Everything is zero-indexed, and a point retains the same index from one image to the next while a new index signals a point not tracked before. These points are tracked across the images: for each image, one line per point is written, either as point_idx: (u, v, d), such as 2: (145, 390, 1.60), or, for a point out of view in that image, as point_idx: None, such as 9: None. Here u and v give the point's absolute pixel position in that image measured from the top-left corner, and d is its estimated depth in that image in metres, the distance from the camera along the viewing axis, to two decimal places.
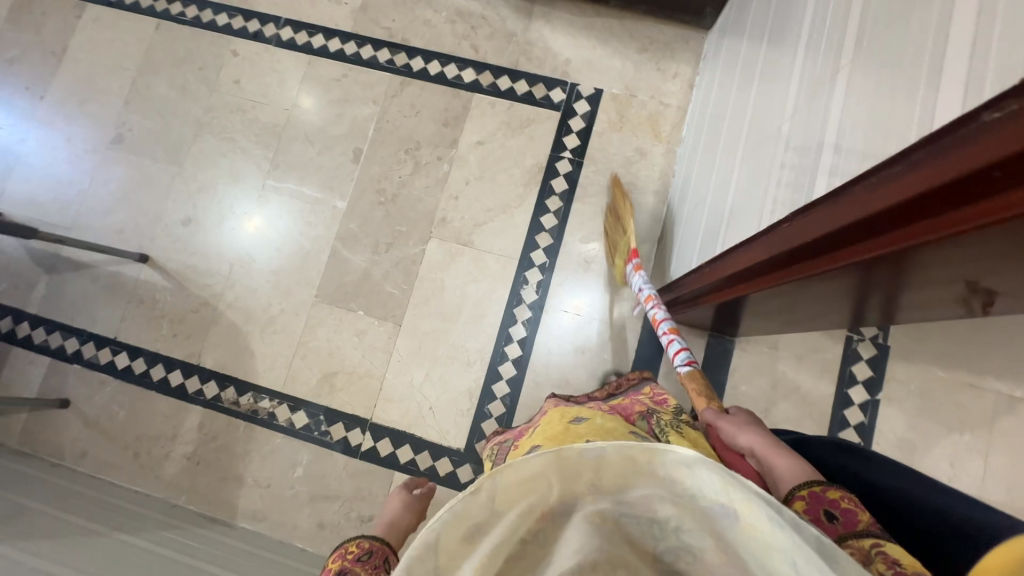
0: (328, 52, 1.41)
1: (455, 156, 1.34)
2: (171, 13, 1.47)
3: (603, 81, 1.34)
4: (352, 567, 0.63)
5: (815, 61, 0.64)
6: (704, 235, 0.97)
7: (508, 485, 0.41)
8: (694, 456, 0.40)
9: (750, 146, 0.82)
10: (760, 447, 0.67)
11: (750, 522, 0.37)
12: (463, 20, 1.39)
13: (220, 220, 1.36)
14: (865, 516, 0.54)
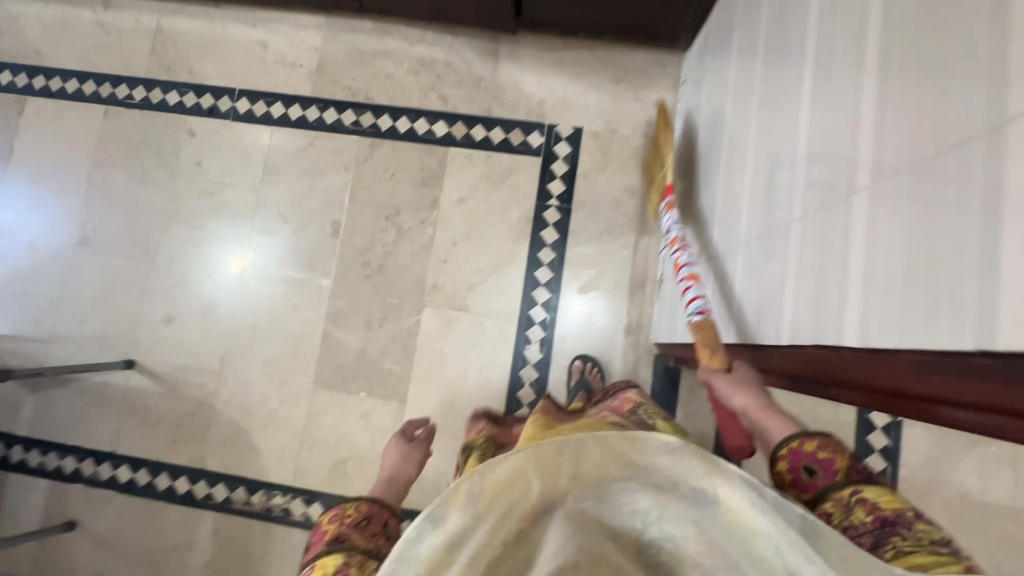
0: (290, 121, 1.34)
1: (437, 217, 1.28)
2: (118, 97, 1.38)
3: (581, 119, 1.28)
4: (349, 532, 0.63)
5: (815, 155, 0.58)
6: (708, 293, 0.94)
7: (490, 485, 0.50)
8: (676, 443, 0.51)
9: (747, 218, 0.78)
10: (753, 407, 0.66)
11: (732, 504, 0.47)
12: (427, 70, 1.32)
13: (203, 260, 1.32)
14: (843, 462, 0.56)
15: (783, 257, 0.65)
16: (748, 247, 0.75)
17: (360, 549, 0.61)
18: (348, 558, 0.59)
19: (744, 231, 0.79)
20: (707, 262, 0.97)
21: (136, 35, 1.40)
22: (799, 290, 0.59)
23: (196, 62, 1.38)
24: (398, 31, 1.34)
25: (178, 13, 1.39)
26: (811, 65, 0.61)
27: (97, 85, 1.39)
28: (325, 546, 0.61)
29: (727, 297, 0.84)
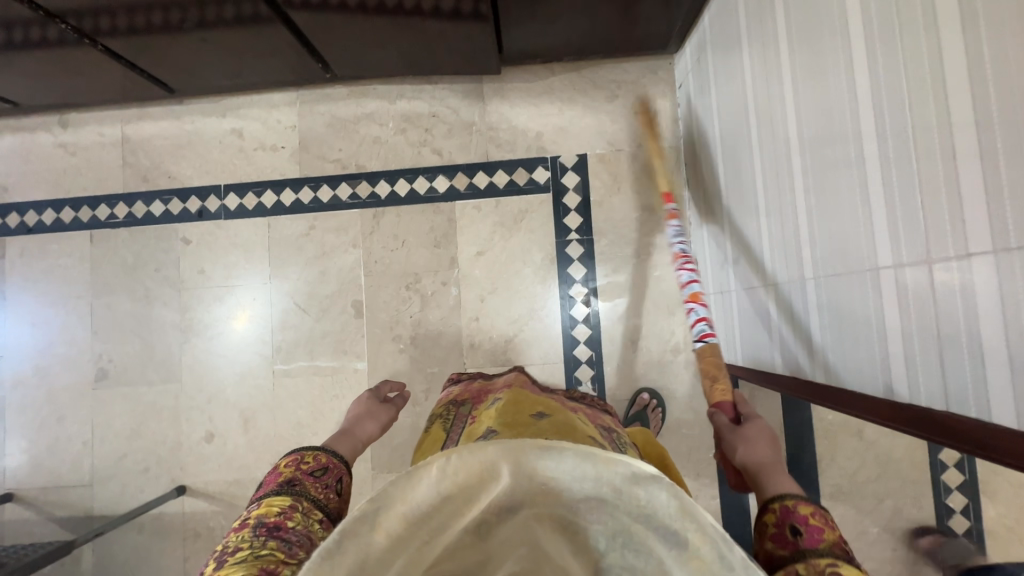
0: (286, 207, 1.28)
1: (460, 276, 1.24)
2: (99, 218, 1.32)
3: (583, 144, 1.23)
4: (304, 478, 0.63)
5: (896, 202, 0.54)
6: (759, 314, 0.92)
7: (460, 470, 0.40)
8: (653, 472, 0.38)
9: (802, 248, 0.75)
10: (762, 457, 0.64)
11: (700, 554, 0.35)
12: (414, 125, 1.26)
13: (211, 331, 1.28)
14: (831, 537, 0.50)
15: (856, 299, 0.62)
16: (811, 261, 0.72)
17: (310, 498, 0.60)
18: (298, 500, 0.59)
19: (799, 261, 0.76)
20: (746, 273, 0.96)
21: (102, 150, 1.33)
22: (892, 338, 0.57)
23: (172, 165, 1.31)
24: (374, 91, 1.27)
25: (141, 118, 1.32)
26: (878, 100, 0.56)
27: (75, 210, 1.33)
28: (277, 485, 0.60)
29: (784, 323, 0.83)
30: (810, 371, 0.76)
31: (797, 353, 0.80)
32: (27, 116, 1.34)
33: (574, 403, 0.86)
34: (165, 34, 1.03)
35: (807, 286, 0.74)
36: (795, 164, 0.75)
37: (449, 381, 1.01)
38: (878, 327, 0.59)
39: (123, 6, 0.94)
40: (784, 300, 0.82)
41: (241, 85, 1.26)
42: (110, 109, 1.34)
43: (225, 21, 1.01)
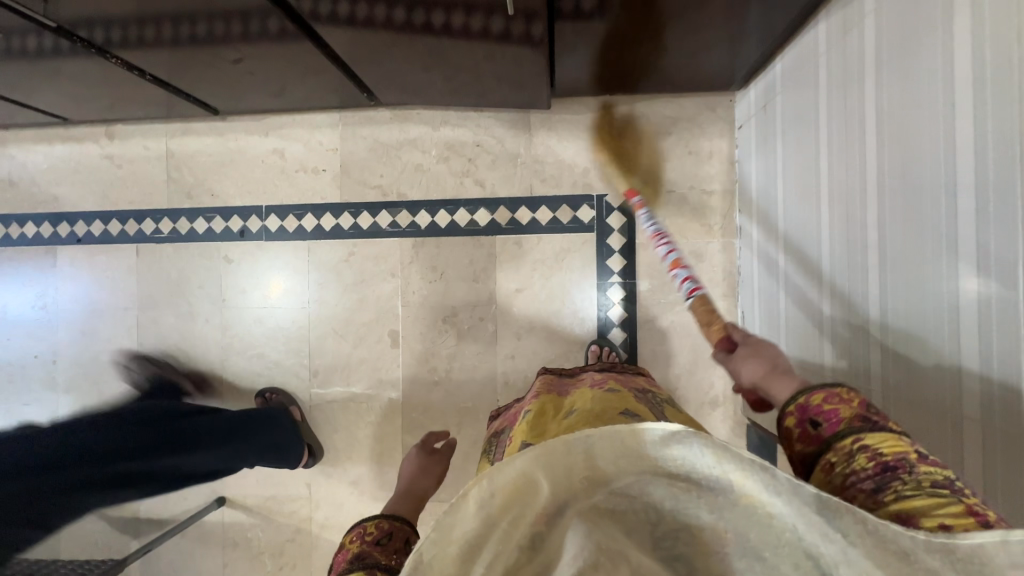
0: (326, 232, 1.27)
1: (497, 312, 1.22)
2: (145, 232, 1.34)
3: (631, 182, 1.18)
4: (373, 549, 0.56)
5: (992, 305, 0.53)
6: (810, 350, 0.91)
7: (498, 492, 0.39)
8: (679, 428, 0.38)
9: (868, 320, 0.73)
10: (767, 379, 0.57)
11: (749, 493, 0.37)
12: (457, 154, 1.23)
13: (252, 325, 1.31)
14: (850, 412, 0.49)
15: (929, 394, 0.63)
16: (879, 282, 0.70)
17: (381, 566, 0.53)
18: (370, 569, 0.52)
19: (865, 330, 0.74)
20: (796, 287, 0.94)
21: (147, 163, 1.34)
22: (970, 417, 0.57)
23: (214, 182, 1.31)
24: (418, 116, 1.24)
25: (186, 133, 1.32)
26: (982, 186, 0.53)
27: (122, 223, 1.35)
28: (345, 565, 0.54)
29: (838, 340, 0.81)
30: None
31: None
32: (76, 127, 1.35)
33: (603, 375, 0.83)
34: (196, 49, 0.97)
35: (871, 367, 0.74)
36: (870, 187, 0.71)
37: (491, 417, 0.98)
38: (954, 428, 0.59)
39: (139, 18, 0.86)
40: (841, 318, 0.80)
41: (285, 106, 1.24)
42: (155, 123, 1.33)
43: (268, 36, 0.93)
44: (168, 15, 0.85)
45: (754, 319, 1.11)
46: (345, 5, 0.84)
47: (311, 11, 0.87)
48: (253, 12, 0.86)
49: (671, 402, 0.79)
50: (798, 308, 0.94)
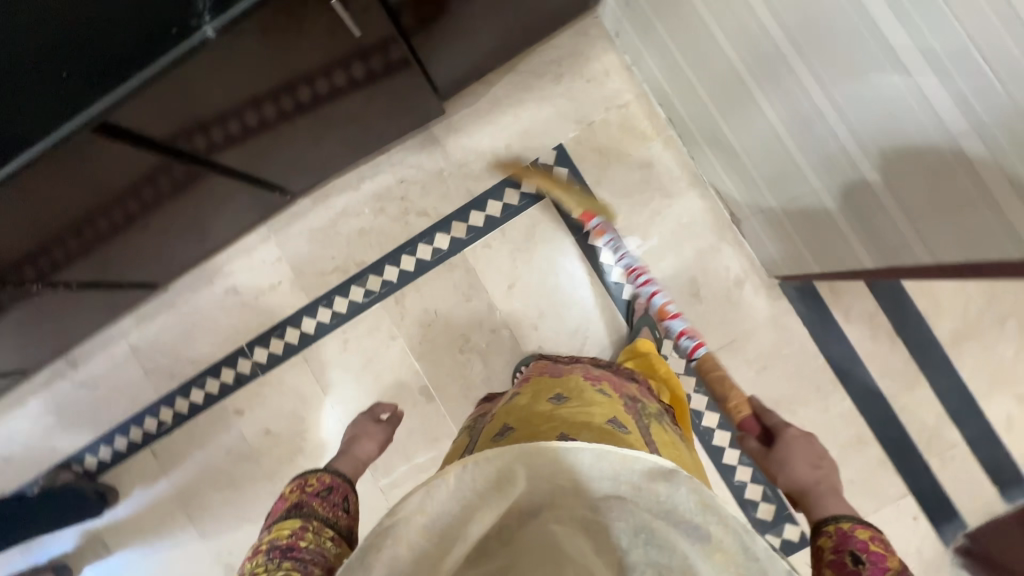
0: (313, 335, 1.25)
1: (504, 315, 1.20)
2: (151, 431, 1.30)
3: (553, 136, 1.19)
4: (312, 500, 0.68)
5: (935, 44, 0.52)
6: (796, 192, 0.89)
7: (478, 477, 0.49)
8: (672, 469, 0.49)
9: (833, 132, 0.73)
10: (805, 487, 0.65)
11: (721, 545, 0.46)
12: (389, 199, 1.22)
13: (294, 456, 1.26)
14: (895, 562, 0.53)
15: (927, 163, 0.61)
16: (823, 94, 0.70)
17: (317, 516, 0.66)
18: (307, 519, 0.64)
19: (835, 142, 0.74)
20: (751, 145, 0.93)
21: (120, 368, 1.31)
22: (973, 159, 0.55)
23: (188, 350, 1.28)
24: (337, 188, 1.24)
25: (140, 321, 1.30)
26: None
27: (125, 435, 1.30)
28: (286, 510, 0.65)
29: (818, 167, 0.80)
30: (908, 259, 0.73)
31: (884, 249, 0.77)
32: (35, 374, 1.31)
33: (598, 373, 0.79)
34: (114, 238, 0.97)
35: (866, 176, 0.72)
36: (764, 21, 0.72)
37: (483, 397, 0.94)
38: (963, 179, 0.58)
39: (53, 239, 0.87)
40: (808, 145, 0.79)
41: (214, 247, 1.23)
42: (108, 329, 1.31)
43: (163, 196, 0.94)
44: (79, 220, 0.87)
45: (730, 193, 1.10)
46: (216, 131, 0.85)
47: (195, 147, 0.87)
48: (131, 185, 0.87)
49: (659, 411, 0.78)
50: (764, 162, 0.93)
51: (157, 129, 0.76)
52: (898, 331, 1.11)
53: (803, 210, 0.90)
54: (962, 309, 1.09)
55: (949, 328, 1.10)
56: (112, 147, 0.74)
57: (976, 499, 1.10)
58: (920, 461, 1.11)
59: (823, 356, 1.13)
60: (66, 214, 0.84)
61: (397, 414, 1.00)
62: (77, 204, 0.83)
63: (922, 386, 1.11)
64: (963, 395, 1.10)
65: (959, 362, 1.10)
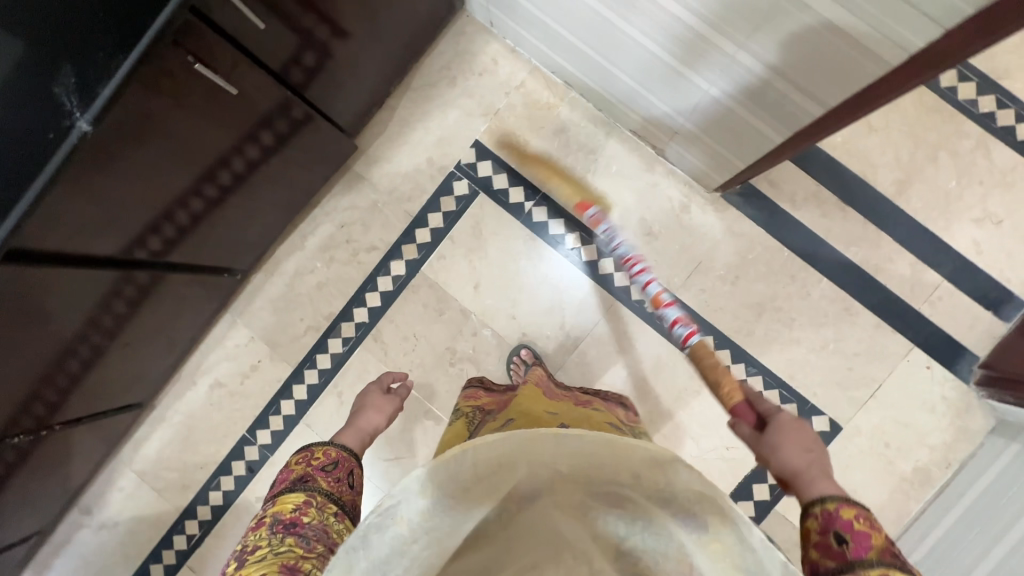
0: (307, 400, 1.25)
1: (479, 315, 1.21)
2: (183, 548, 1.28)
3: (467, 134, 1.22)
4: (317, 473, 0.76)
5: None
6: (696, 99, 0.91)
7: (478, 462, 0.48)
8: (670, 458, 0.49)
9: (701, 34, 0.75)
10: (799, 471, 0.67)
11: (717, 535, 0.45)
12: (336, 246, 1.25)
13: None
14: (879, 541, 0.55)
15: (785, 29, 0.64)
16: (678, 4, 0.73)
17: (322, 490, 0.73)
18: (311, 494, 0.72)
19: (706, 42, 0.76)
20: (641, 74, 0.96)
21: (133, 497, 1.29)
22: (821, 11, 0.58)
23: (194, 456, 1.28)
24: (283, 252, 1.26)
25: (138, 444, 1.29)
26: None
27: (159, 561, 1.28)
28: (292, 483, 0.74)
29: (703, 70, 0.83)
30: (809, 120, 0.77)
31: (786, 123, 0.81)
32: (53, 532, 1.29)
33: (587, 397, 0.89)
34: (89, 371, 0.99)
35: (744, 60, 0.74)
36: None
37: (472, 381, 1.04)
38: (821, 31, 0.60)
39: (32, 395, 0.89)
40: (686, 55, 0.82)
41: (186, 348, 1.24)
42: (109, 463, 1.30)
43: (125, 314, 0.98)
44: (49, 368, 0.89)
45: (642, 126, 1.13)
46: (157, 237, 0.91)
47: (150, 255, 0.93)
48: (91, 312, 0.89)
49: (639, 420, 0.89)
50: (658, 85, 0.95)
51: (99, 243, 0.80)
52: (845, 200, 1.14)
53: (707, 114, 0.93)
54: (894, 159, 1.13)
55: (889, 180, 1.13)
56: (68, 274, 0.78)
57: (977, 329, 1.12)
58: (911, 311, 1.13)
59: (787, 247, 1.15)
60: (34, 367, 0.85)
61: (404, 387, 1.06)
62: (42, 351, 0.85)
63: (886, 242, 1.13)
64: (926, 237, 1.13)
65: (911, 208, 1.13)
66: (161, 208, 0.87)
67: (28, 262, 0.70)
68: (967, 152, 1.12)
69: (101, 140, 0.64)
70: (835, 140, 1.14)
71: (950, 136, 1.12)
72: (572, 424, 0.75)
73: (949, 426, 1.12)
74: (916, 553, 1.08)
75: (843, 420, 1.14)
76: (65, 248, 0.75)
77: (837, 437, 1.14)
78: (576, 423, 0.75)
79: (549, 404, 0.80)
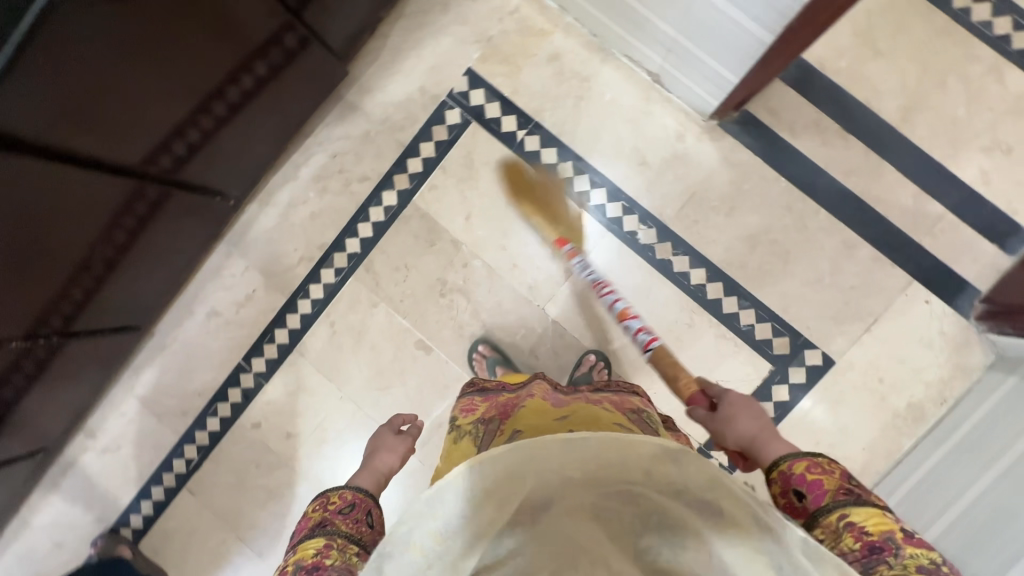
0: (300, 329, 1.27)
1: (469, 246, 1.21)
2: (182, 471, 1.32)
3: (460, 62, 1.21)
4: (335, 518, 0.68)
5: None
6: (689, 15, 0.88)
7: (485, 476, 0.48)
8: (676, 447, 0.48)
9: None
10: (757, 435, 0.67)
11: (737, 519, 0.44)
12: (329, 176, 1.25)
13: (322, 445, 1.27)
14: (833, 484, 0.56)
15: None
16: None
17: (342, 534, 0.66)
18: (331, 538, 0.65)
19: None
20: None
21: (135, 423, 1.33)
22: None
23: (192, 384, 1.31)
24: (277, 182, 1.26)
25: (138, 371, 1.33)
26: None
27: (160, 484, 1.32)
28: (310, 530, 0.67)
29: None
30: (796, 14, 0.72)
31: (772, 22, 0.77)
32: (61, 454, 1.34)
33: (598, 396, 0.82)
34: (95, 287, 1.04)
35: None
36: None
37: (468, 387, 0.93)
38: None
39: (43, 300, 0.94)
40: None
41: (183, 276, 1.26)
42: (113, 389, 1.34)
43: (131, 232, 1.02)
44: (71, 273, 0.96)
45: (638, 52, 1.09)
46: (174, 149, 0.97)
47: (150, 171, 0.96)
48: (103, 224, 0.95)
49: (664, 424, 0.85)
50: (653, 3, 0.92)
51: (96, 148, 0.83)
52: (846, 128, 1.10)
53: (699, 32, 0.90)
54: (899, 85, 1.09)
55: (893, 107, 1.09)
56: (85, 173, 0.84)
57: (980, 263, 1.08)
58: (911, 243, 1.10)
59: (784, 177, 1.12)
60: (56, 272, 0.93)
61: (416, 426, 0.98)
62: (67, 254, 0.92)
63: (888, 172, 1.10)
64: (929, 166, 1.09)
65: (915, 137, 1.09)
66: (153, 122, 0.89)
67: (43, 159, 0.77)
68: (977, 78, 1.07)
69: (63, 29, 0.66)
70: (839, 65, 1.10)
71: (960, 61, 1.08)
72: (578, 423, 0.69)
73: (946, 362, 1.10)
74: (906, 485, 1.06)
75: (836, 354, 1.12)
76: (79, 151, 0.81)
77: (830, 371, 1.13)
78: (584, 421, 0.70)
79: (555, 407, 0.74)
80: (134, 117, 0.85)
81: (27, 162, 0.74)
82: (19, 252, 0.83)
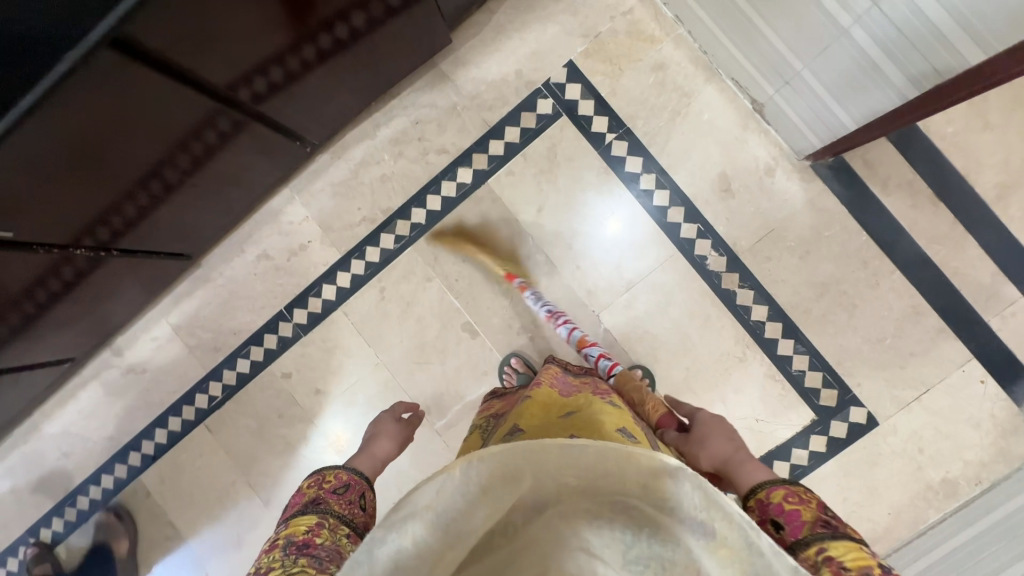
0: (348, 288, 1.25)
1: (535, 239, 1.19)
2: (203, 407, 1.31)
3: (562, 53, 1.18)
4: (330, 496, 0.68)
5: None
6: (822, 53, 0.86)
7: (482, 470, 0.44)
8: (676, 465, 0.43)
9: None
10: (726, 458, 0.65)
11: (727, 540, 0.41)
12: (407, 142, 1.23)
13: (348, 408, 1.26)
14: (810, 516, 0.53)
15: None
16: None
17: (335, 514, 0.66)
18: (322, 515, 0.64)
19: None
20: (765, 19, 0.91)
21: (164, 350, 1.32)
22: None
23: (229, 322, 1.30)
24: (353, 138, 1.25)
25: (178, 300, 1.31)
26: None
27: (179, 415, 1.31)
28: (303, 505, 0.66)
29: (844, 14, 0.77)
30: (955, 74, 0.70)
31: (919, 76, 0.75)
32: (85, 367, 1.33)
33: (609, 388, 0.85)
34: (155, 205, 1.02)
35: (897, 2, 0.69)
36: None
37: (492, 396, 0.96)
38: None
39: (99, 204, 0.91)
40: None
41: (242, 213, 1.24)
42: (148, 312, 1.32)
43: (201, 156, 1.00)
44: (140, 182, 0.94)
45: (748, 79, 1.08)
46: (270, 81, 0.95)
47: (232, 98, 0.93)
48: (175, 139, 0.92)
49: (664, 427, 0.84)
50: (781, 34, 0.90)
51: (196, 65, 0.81)
52: (939, 194, 1.09)
53: (827, 71, 0.88)
54: (1001, 162, 1.08)
55: (990, 182, 1.08)
56: (179, 87, 0.82)
57: None
58: (979, 321, 1.09)
59: (866, 231, 1.11)
60: (127, 176, 0.91)
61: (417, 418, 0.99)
62: (137, 163, 0.90)
63: (971, 246, 1.09)
64: (1014, 248, 1.08)
65: (1006, 216, 1.08)
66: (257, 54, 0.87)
67: (154, 69, 0.76)
68: None
69: None
70: (944, 130, 1.09)
71: None
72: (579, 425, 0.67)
73: (990, 445, 1.09)
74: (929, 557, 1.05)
75: (882, 417, 1.12)
76: (180, 65, 0.79)
77: (872, 432, 1.12)
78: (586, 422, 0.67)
79: (561, 403, 0.73)
80: (240, 46, 0.83)
81: (138, 70, 0.74)
82: (104, 151, 0.82)
